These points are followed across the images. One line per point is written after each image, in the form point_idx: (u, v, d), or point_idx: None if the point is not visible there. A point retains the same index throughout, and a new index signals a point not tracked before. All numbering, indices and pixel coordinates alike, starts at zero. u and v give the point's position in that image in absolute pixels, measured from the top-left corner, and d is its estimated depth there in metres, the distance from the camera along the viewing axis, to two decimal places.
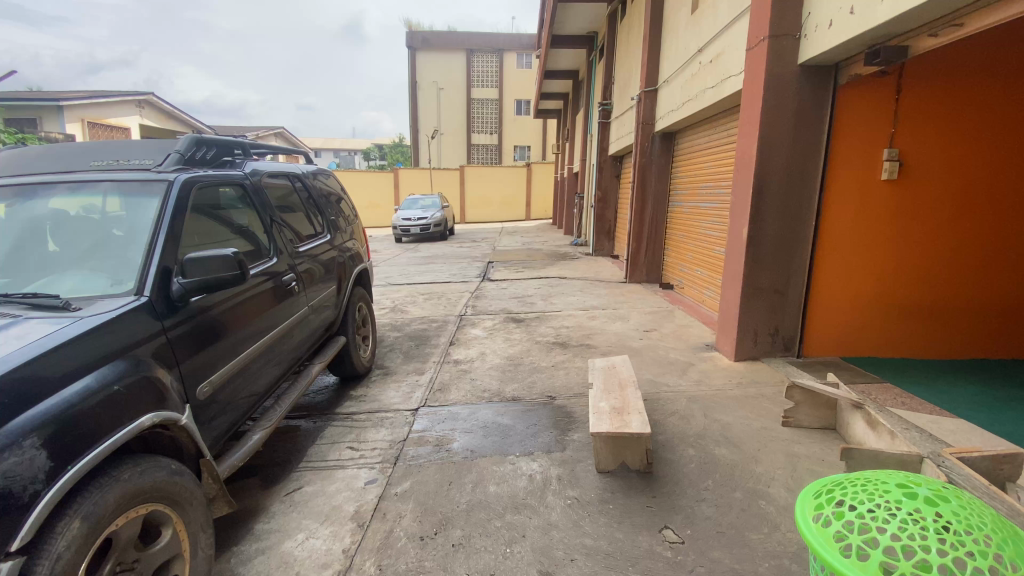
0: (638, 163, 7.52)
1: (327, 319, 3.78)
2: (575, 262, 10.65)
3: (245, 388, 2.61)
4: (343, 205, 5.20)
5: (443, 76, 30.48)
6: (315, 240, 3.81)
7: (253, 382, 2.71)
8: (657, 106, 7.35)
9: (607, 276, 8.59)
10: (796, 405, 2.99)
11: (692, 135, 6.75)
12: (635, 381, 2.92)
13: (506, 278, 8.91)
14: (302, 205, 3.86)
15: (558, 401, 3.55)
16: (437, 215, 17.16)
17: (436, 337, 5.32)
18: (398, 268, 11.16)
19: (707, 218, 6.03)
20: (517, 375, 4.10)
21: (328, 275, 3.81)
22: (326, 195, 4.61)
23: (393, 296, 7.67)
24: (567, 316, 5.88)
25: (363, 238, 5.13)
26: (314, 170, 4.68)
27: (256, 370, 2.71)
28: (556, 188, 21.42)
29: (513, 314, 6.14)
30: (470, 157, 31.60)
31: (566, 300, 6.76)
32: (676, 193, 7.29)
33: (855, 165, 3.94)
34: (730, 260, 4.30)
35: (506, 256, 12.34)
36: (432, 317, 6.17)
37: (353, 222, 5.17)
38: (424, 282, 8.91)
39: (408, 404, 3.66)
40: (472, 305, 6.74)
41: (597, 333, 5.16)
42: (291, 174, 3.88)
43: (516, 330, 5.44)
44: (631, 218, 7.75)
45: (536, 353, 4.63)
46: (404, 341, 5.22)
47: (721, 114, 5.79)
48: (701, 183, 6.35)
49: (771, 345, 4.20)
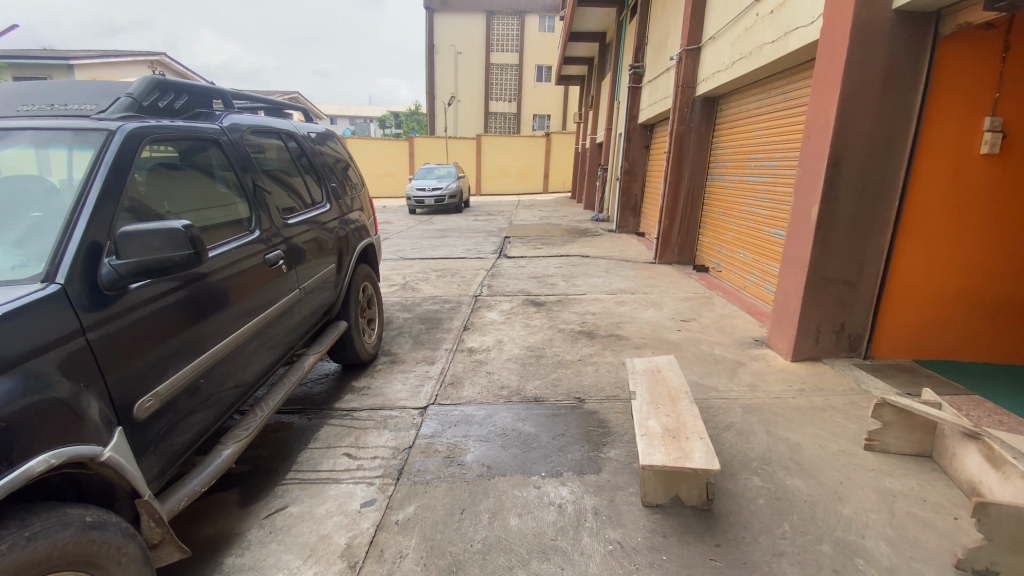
0: (674, 132, 6.79)
1: (326, 301, 3.31)
2: (598, 239, 10.04)
3: (219, 389, 2.14)
4: (350, 171, 4.68)
5: (461, 39, 29.24)
6: (314, 210, 3.31)
7: (230, 381, 2.25)
8: (699, 67, 6.58)
9: (634, 255, 7.99)
10: (884, 426, 2.45)
11: (739, 100, 6.02)
12: (690, 394, 2.40)
13: (524, 254, 8.36)
14: (296, 169, 3.33)
15: (587, 405, 3.06)
16: (452, 185, 16.54)
17: (449, 320, 4.83)
18: (411, 241, 10.66)
19: (757, 194, 5.36)
20: (540, 369, 3.60)
21: (327, 250, 3.31)
22: (330, 160, 4.09)
23: (404, 272, 7.19)
24: (593, 301, 5.34)
25: (371, 210, 4.62)
26: (315, 130, 4.14)
27: (233, 365, 2.25)
28: (577, 160, 20.56)
29: (533, 296, 5.62)
30: (487, 125, 30.61)
31: (590, 282, 6.22)
32: (717, 166, 6.58)
33: (950, 136, 3.25)
34: (793, 244, 3.68)
35: (524, 230, 11.77)
36: (446, 297, 5.68)
37: (360, 189, 4.64)
38: (437, 257, 8.41)
39: (416, 401, 3.20)
40: (488, 284, 6.23)
41: (628, 321, 4.62)
42: (285, 131, 3.34)
43: (537, 315, 4.92)
44: (664, 192, 7.06)
45: (560, 343, 4.12)
46: (414, 324, 4.74)
47: (780, 75, 5.05)
48: (750, 155, 5.65)
49: (835, 344, 3.61)
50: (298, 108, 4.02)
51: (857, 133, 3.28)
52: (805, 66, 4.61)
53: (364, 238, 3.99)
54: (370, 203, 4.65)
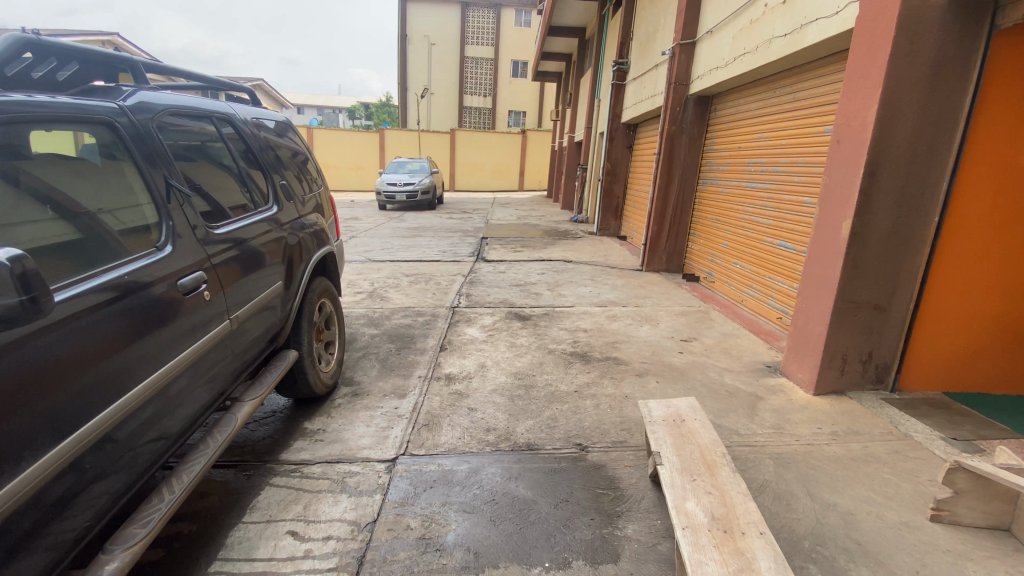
0: (666, 131, 6.34)
1: (273, 326, 2.70)
2: (579, 242, 9.60)
3: (101, 471, 1.55)
4: (309, 165, 4.04)
5: (435, 30, 28.39)
6: (257, 214, 2.69)
7: (126, 455, 1.66)
8: (694, 63, 6.17)
9: (619, 261, 7.55)
10: (956, 494, 2.05)
11: (736, 100, 5.64)
12: (731, 462, 1.92)
13: (503, 258, 7.82)
14: (236, 163, 2.70)
15: (592, 456, 2.55)
16: (425, 180, 15.83)
17: (421, 339, 4.23)
18: (380, 240, 9.94)
19: (758, 201, 4.99)
20: (530, 405, 3.06)
21: (273, 264, 2.69)
22: (283, 152, 3.45)
23: (372, 277, 6.53)
24: (583, 315, 4.83)
25: (332, 212, 4.00)
26: (267, 117, 3.49)
27: (129, 434, 1.66)
28: (554, 158, 20.10)
29: (517, 309, 5.07)
30: (462, 120, 29.85)
31: (577, 292, 5.73)
32: (710, 169, 6.19)
33: (998, 146, 2.91)
34: (815, 261, 3.28)
35: (501, 231, 11.21)
36: (418, 309, 5.05)
37: (320, 187, 4.01)
38: (409, 260, 7.77)
39: (382, 451, 2.62)
40: (466, 293, 5.65)
41: (624, 340, 4.12)
42: (221, 116, 2.71)
43: (523, 332, 4.37)
44: (653, 196, 6.61)
45: (551, 369, 3.58)
46: (381, 344, 4.12)
47: (788, 73, 4.68)
48: (748, 159, 5.28)
49: (859, 375, 3.24)
50: (244, 89, 3.34)
51: (896, 140, 2.90)
52: (818, 64, 4.24)
53: (323, 246, 3.38)
54: (332, 203, 4.03)
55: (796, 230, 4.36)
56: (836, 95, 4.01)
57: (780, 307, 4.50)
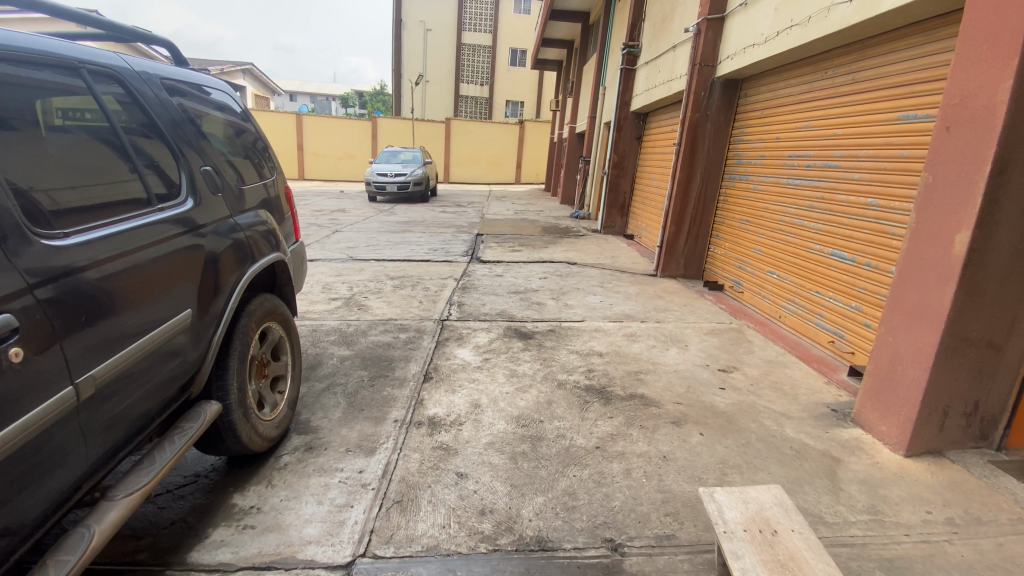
0: (688, 119, 5.56)
1: (175, 374, 1.90)
2: (583, 241, 8.84)
3: None
4: (268, 146, 3.19)
5: (431, 15, 27.37)
6: (156, 215, 1.87)
7: None
8: (722, 40, 5.37)
9: (629, 264, 6.79)
10: None
11: (773, 83, 4.85)
12: None
13: (500, 259, 7.04)
14: (124, 139, 1.87)
15: (629, 563, 1.80)
16: (418, 171, 14.97)
17: (401, 363, 3.44)
18: (366, 235, 9.12)
19: (803, 201, 4.24)
20: (539, 472, 2.30)
21: (175, 286, 1.87)
22: (217, 129, 2.61)
23: (352, 279, 5.73)
24: (597, 333, 4.06)
25: (288, 209, 3.17)
26: (199, 81, 2.63)
27: None
28: (553, 151, 19.27)
29: (517, 324, 4.29)
30: (458, 109, 28.88)
31: (586, 302, 4.97)
32: (738, 163, 5.42)
33: None
34: (908, 284, 2.53)
35: (498, 227, 10.42)
36: (400, 322, 4.26)
37: (278, 175, 3.17)
38: (395, 259, 6.96)
39: (333, 552, 1.85)
40: (458, 302, 4.87)
41: (649, 371, 3.36)
42: (101, 69, 1.86)
43: (525, 356, 3.59)
44: (670, 193, 5.84)
45: (563, 413, 2.81)
46: (351, 371, 3.34)
47: (845, 48, 3.90)
48: (789, 152, 4.51)
49: (962, 431, 2.52)
50: (149, 39, 2.47)
51: None
52: (890, 37, 3.48)
53: (266, 254, 2.56)
54: (290, 196, 3.20)
55: (855, 237, 3.63)
56: (914, 73, 3.29)
57: (832, 329, 3.78)
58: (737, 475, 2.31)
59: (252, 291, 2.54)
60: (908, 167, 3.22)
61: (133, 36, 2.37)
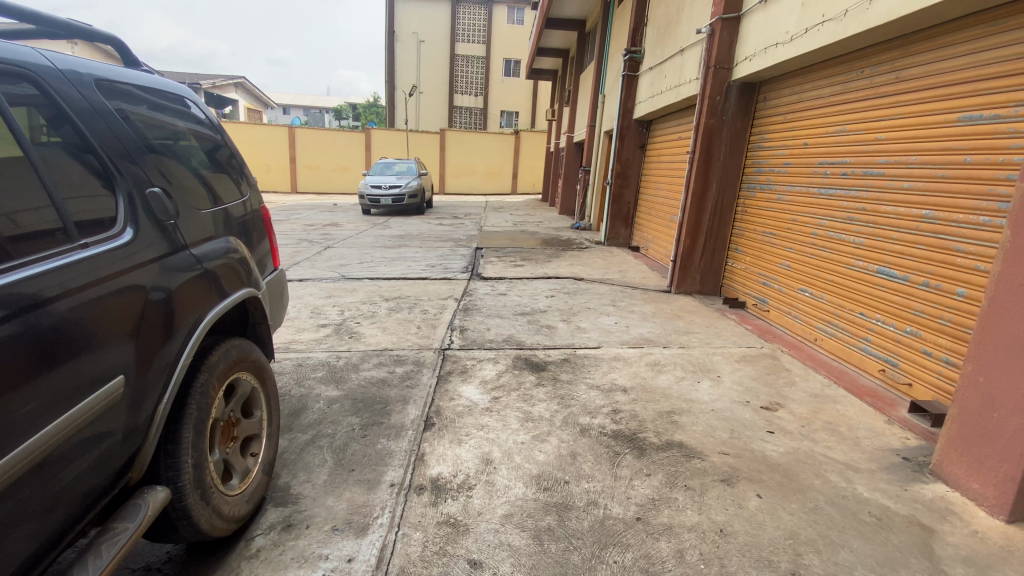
0: (704, 125, 5.19)
1: (102, 461, 1.43)
2: (588, 254, 8.44)
3: None
4: (241, 160, 2.72)
5: (424, 26, 27.25)
6: (77, 253, 1.40)
7: None
8: (739, 39, 5.01)
9: (640, 279, 6.39)
10: None
11: (800, 84, 4.47)
12: None
13: (502, 276, 6.63)
14: (36, 155, 1.41)
15: None
16: (413, 183, 14.60)
17: (397, 406, 2.99)
18: (360, 250, 8.70)
19: (839, 212, 3.87)
20: (571, 557, 1.86)
21: (103, 346, 1.41)
22: (176, 140, 2.15)
23: (344, 302, 5.29)
24: (617, 362, 3.63)
25: (265, 232, 2.70)
26: (153, 83, 2.17)
27: None
28: (550, 160, 18.97)
29: (527, 352, 3.85)
30: (452, 120, 28.66)
31: (600, 325, 4.55)
32: (758, 172, 5.05)
33: None
34: (1004, 314, 2.12)
35: (497, 240, 10.02)
36: (396, 353, 3.81)
37: (253, 193, 2.70)
38: (390, 277, 6.53)
39: None
40: (460, 327, 4.44)
41: (684, 410, 2.93)
42: (5, 65, 1.40)
43: (540, 393, 3.15)
44: (684, 204, 5.47)
45: (592, 470, 2.37)
46: (340, 417, 2.89)
47: (888, 44, 3.54)
48: (821, 159, 4.12)
49: None
50: (86, 32, 2.01)
51: None
52: (945, 30, 3.13)
53: (233, 291, 2.10)
54: (266, 218, 2.74)
55: (908, 253, 3.26)
56: (976, 70, 2.95)
57: (882, 356, 3.40)
58: (815, 556, 1.88)
59: (216, 336, 2.08)
60: (973, 174, 2.90)
61: (66, 29, 1.92)
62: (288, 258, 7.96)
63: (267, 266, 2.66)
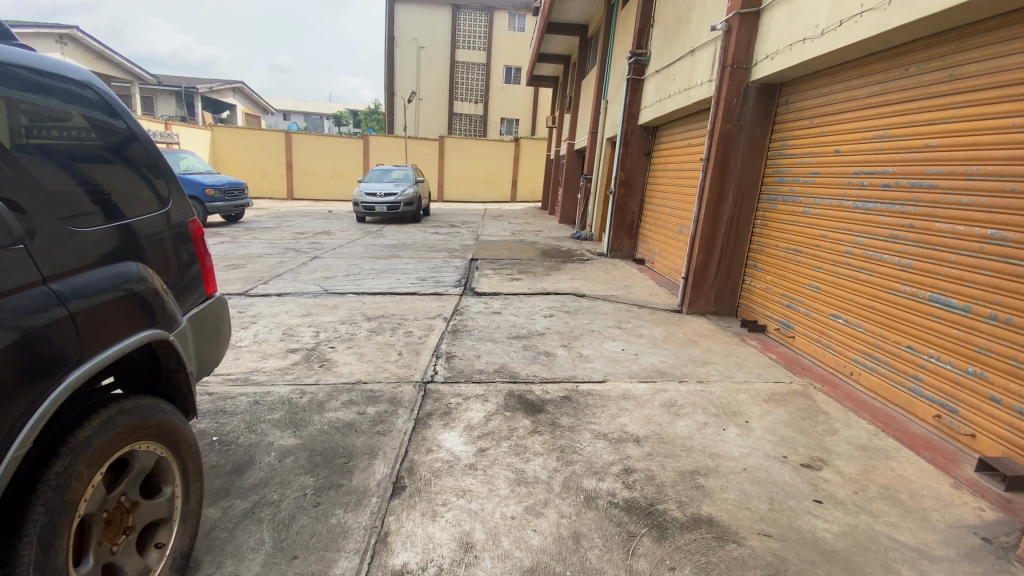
0: (718, 130, 4.71)
1: None
2: (590, 267, 7.93)
3: None
4: (162, 161, 2.17)
5: (425, 33, 26.97)
6: None
7: None
8: (759, 35, 4.53)
9: (647, 297, 5.87)
10: None
11: (831, 85, 3.95)
12: None
13: (497, 291, 6.11)
14: None
15: None
16: (409, 190, 14.14)
17: (362, 463, 2.47)
18: (348, 261, 8.20)
19: (875, 229, 3.36)
20: None
21: None
22: (58, 134, 1.65)
23: (321, 322, 4.77)
24: (626, 403, 3.10)
25: (194, 253, 2.16)
26: (16, 56, 1.60)
27: None
28: (550, 169, 18.54)
29: (522, 388, 3.32)
30: (452, 127, 28.30)
31: (604, 352, 4.03)
32: (780, 182, 4.55)
33: None
34: None
35: (494, 250, 9.52)
36: (370, 387, 3.29)
37: (176, 202, 2.14)
38: (376, 292, 6.02)
39: None
40: (446, 354, 3.92)
41: (709, 471, 2.41)
42: None
43: (535, 444, 2.63)
44: (696, 216, 4.98)
45: (600, 562, 1.85)
46: (290, 478, 2.38)
47: (937, 37, 3.05)
48: (857, 168, 3.58)
49: None
50: None
51: None
52: (1014, 17, 2.63)
53: (117, 339, 1.57)
54: (195, 236, 2.19)
55: (966, 279, 2.76)
56: None
57: (935, 399, 2.86)
58: None
59: (94, 399, 1.57)
60: None
61: None
62: (270, 270, 7.45)
63: (193, 295, 2.13)
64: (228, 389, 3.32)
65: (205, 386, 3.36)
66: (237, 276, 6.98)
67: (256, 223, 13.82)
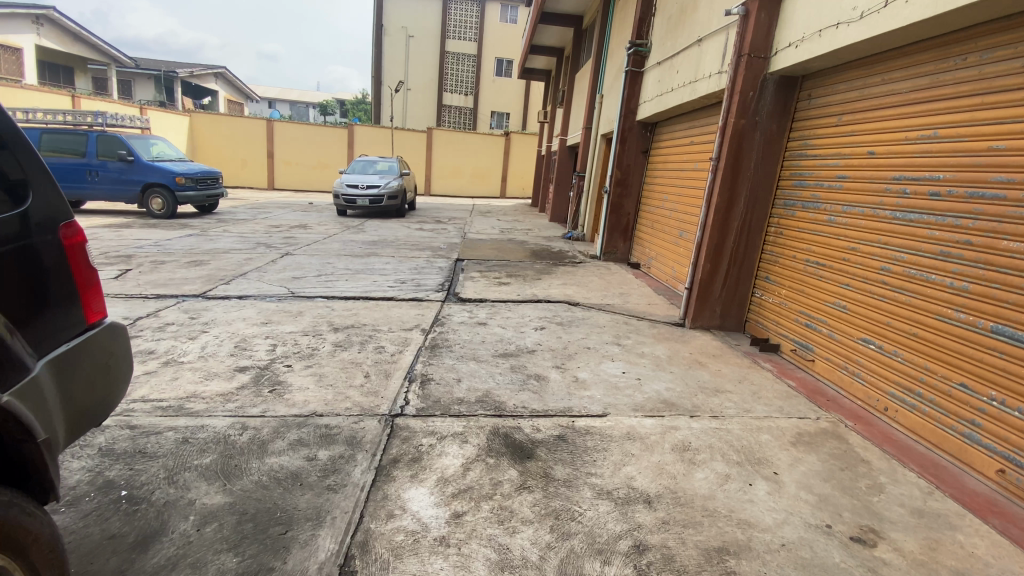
0: (732, 127, 4.24)
1: None
2: (583, 271, 7.44)
3: None
4: (23, 140, 1.57)
5: (414, 21, 26.18)
6: None
7: None
8: (781, 22, 4.05)
9: (646, 308, 5.39)
10: None
11: (865, 77, 3.48)
12: None
13: (483, 298, 5.58)
14: None
15: None
16: (394, 183, 13.51)
17: (303, 536, 1.93)
18: (323, 259, 7.59)
19: (921, 245, 2.90)
20: None
21: None
22: None
23: (281, 333, 4.20)
24: (632, 446, 2.61)
25: (67, 269, 1.60)
26: None
27: None
28: (541, 165, 18.02)
29: (508, 423, 2.81)
30: (441, 119, 27.58)
31: (603, 376, 3.53)
32: (799, 186, 4.09)
33: None
34: None
35: (482, 250, 8.98)
36: (326, 423, 2.75)
37: (40, 199, 1.56)
38: (349, 297, 5.44)
39: None
40: (421, 377, 3.39)
41: (740, 549, 1.92)
42: None
43: (523, 506, 2.12)
44: (704, 221, 4.50)
45: None
46: (208, 557, 1.84)
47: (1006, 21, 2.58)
48: (898, 173, 3.13)
49: None
50: None
51: None
52: None
53: None
54: (72, 246, 1.64)
55: None
56: None
57: (998, 449, 2.43)
58: None
59: None
60: None
61: None
62: (235, 267, 6.80)
63: (66, 326, 1.58)
64: (155, 422, 2.75)
65: (127, 417, 2.79)
66: (197, 275, 6.33)
67: (230, 214, 13.05)
